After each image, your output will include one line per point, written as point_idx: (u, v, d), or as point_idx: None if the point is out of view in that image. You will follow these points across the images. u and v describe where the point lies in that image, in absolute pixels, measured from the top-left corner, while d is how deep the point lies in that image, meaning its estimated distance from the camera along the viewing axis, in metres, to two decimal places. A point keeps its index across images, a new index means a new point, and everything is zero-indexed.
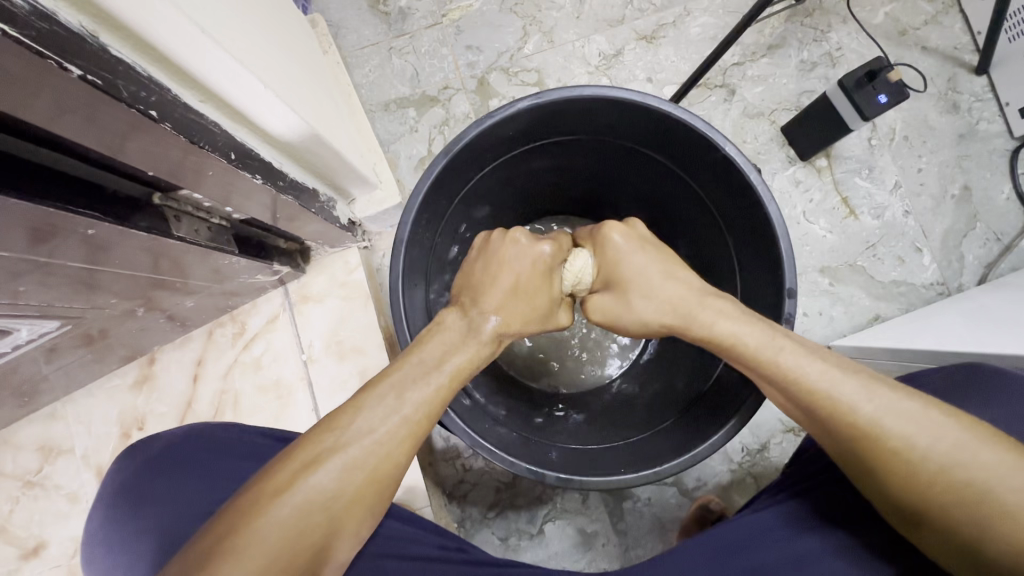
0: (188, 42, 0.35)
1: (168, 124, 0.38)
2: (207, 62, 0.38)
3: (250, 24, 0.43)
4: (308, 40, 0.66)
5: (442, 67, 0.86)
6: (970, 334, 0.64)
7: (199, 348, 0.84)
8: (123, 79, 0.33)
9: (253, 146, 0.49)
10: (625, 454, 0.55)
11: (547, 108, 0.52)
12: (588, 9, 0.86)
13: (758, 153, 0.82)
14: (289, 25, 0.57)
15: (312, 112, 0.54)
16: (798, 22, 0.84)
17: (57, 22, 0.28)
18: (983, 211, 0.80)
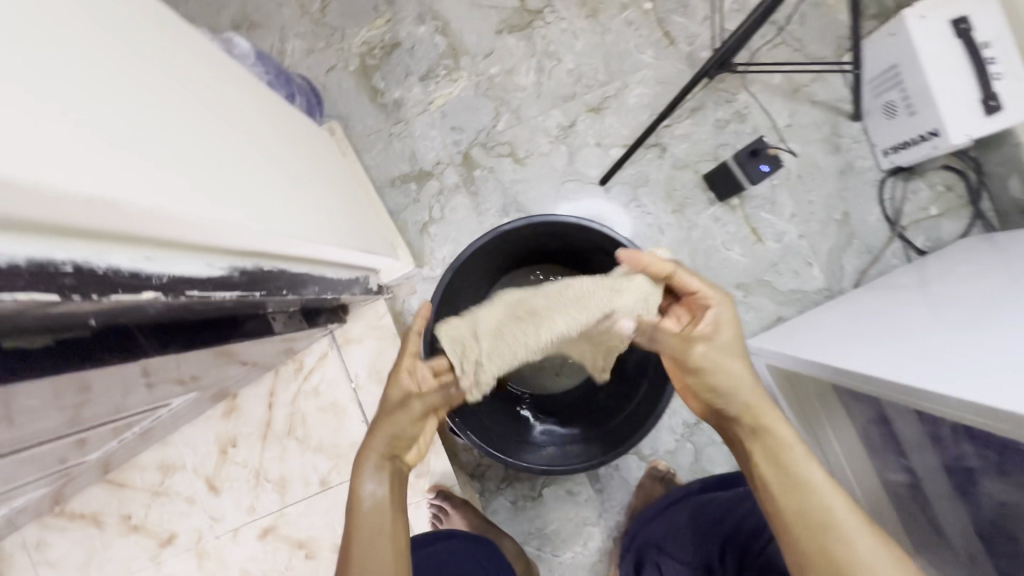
0: (297, 247, 0.61)
1: (290, 290, 0.64)
2: (304, 250, 0.63)
3: (314, 208, 0.69)
4: (335, 167, 0.90)
5: (434, 147, 1.08)
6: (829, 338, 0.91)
7: (269, 383, 1.10)
8: (272, 278, 0.59)
9: (323, 274, 0.75)
10: (587, 446, 0.80)
11: (514, 228, 0.78)
12: (545, 88, 1.07)
13: (686, 198, 1.06)
14: (326, 173, 0.83)
15: (351, 238, 0.80)
16: (713, 88, 1.06)
17: (251, 269, 0.54)
18: (859, 231, 1.05)
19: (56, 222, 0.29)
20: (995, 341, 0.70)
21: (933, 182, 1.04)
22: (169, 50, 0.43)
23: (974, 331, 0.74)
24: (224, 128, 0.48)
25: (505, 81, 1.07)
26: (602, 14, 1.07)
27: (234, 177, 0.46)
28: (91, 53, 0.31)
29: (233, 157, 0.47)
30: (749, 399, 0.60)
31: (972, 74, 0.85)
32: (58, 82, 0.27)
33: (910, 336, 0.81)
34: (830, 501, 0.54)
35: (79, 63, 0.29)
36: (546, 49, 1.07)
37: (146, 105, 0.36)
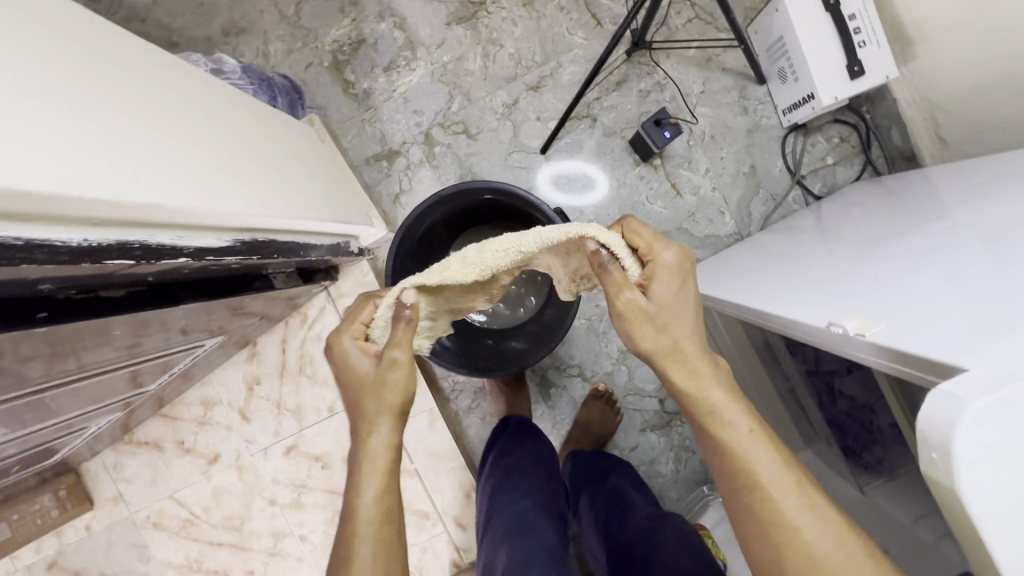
0: (285, 223, 0.83)
1: (285, 255, 0.87)
2: (291, 225, 0.86)
3: (299, 193, 0.91)
4: (317, 155, 1.11)
5: (400, 128, 1.27)
6: (722, 274, 1.11)
7: (281, 333, 1.35)
8: (270, 246, 0.82)
9: (313, 243, 0.97)
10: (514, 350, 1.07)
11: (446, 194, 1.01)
12: (491, 71, 1.25)
13: (614, 161, 1.24)
14: (309, 162, 1.04)
15: (332, 213, 1.02)
16: (635, 63, 1.22)
17: (253, 240, 0.77)
18: (764, 181, 1.22)
19: (122, 217, 0.51)
20: (865, 258, 0.81)
21: (830, 135, 1.21)
22: (165, 97, 0.66)
23: (833, 257, 0.90)
24: (208, 143, 0.70)
25: (456, 68, 1.25)
26: (537, 2, 1.23)
27: (217, 177, 0.68)
28: (110, 113, 0.53)
29: (216, 163, 0.69)
30: (693, 359, 0.67)
31: (838, 45, 1.01)
32: (98, 136, 0.49)
33: (784, 262, 0.99)
34: (752, 454, 0.62)
35: (104, 121, 0.51)
36: (490, 37, 1.24)
37: (150, 139, 0.57)
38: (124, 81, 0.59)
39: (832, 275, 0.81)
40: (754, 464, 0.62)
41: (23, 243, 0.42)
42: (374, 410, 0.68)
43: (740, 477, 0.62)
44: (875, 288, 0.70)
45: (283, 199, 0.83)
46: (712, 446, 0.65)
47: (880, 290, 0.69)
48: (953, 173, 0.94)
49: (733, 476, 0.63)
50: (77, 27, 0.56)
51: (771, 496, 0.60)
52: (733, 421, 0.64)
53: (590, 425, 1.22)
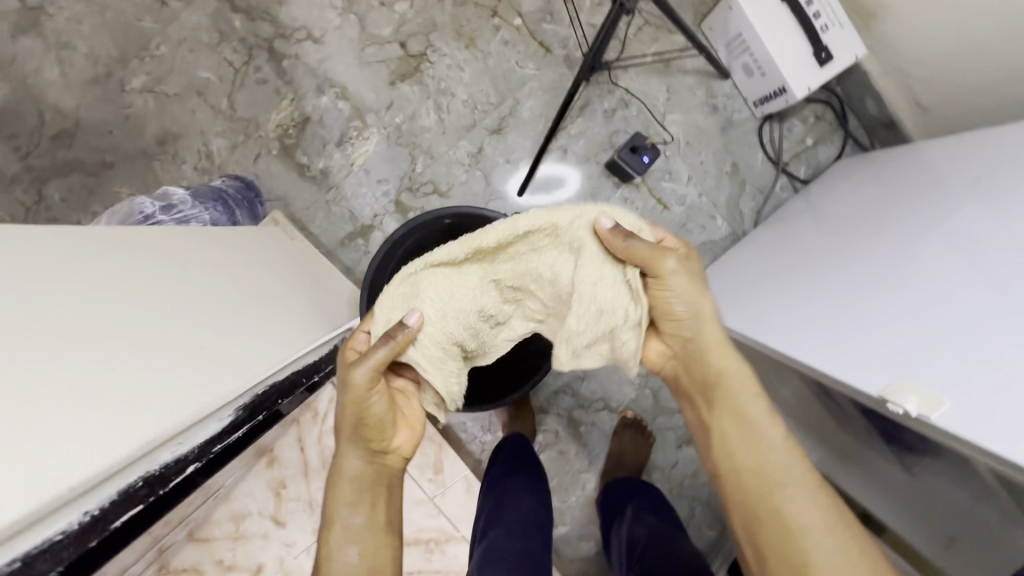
0: (279, 363, 0.80)
1: (291, 390, 0.83)
2: (287, 360, 0.83)
3: (283, 319, 0.87)
4: (292, 258, 1.06)
5: (368, 202, 1.21)
6: (725, 288, 1.09)
7: (296, 431, 1.34)
8: (275, 391, 0.78)
9: (316, 357, 0.93)
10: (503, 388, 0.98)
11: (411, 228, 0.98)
12: (448, 123, 1.19)
13: (595, 187, 1.19)
14: (286, 270, 1.00)
15: (323, 319, 0.98)
16: (594, 84, 1.17)
17: (256, 398, 0.73)
18: (749, 176, 1.19)
19: (109, 472, 0.49)
20: (922, 252, 0.75)
21: (804, 117, 1.18)
22: (130, 292, 0.61)
23: (872, 245, 0.85)
24: (176, 319, 0.65)
25: (411, 127, 1.19)
26: (479, 41, 1.17)
27: (192, 360, 0.63)
28: (65, 359, 0.48)
29: (191, 341, 0.65)
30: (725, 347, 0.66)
31: (800, 34, 0.97)
32: (61, 410, 0.45)
33: (801, 262, 0.96)
34: (771, 452, 0.61)
35: (64, 381, 0.47)
36: (439, 88, 1.18)
37: (113, 364, 0.53)
38: (82, 307, 0.53)
39: (890, 280, 0.76)
40: (774, 470, 0.60)
41: (19, 564, 0.41)
42: (347, 437, 0.68)
43: (750, 473, 0.62)
44: (936, 306, 0.67)
45: (265, 340, 0.80)
46: (724, 445, 0.64)
47: (953, 315, 0.65)
48: (946, 150, 0.92)
49: (726, 461, 0.63)
50: (3, 258, 0.50)
51: (785, 500, 0.59)
52: (760, 420, 0.63)
53: (625, 456, 1.21)
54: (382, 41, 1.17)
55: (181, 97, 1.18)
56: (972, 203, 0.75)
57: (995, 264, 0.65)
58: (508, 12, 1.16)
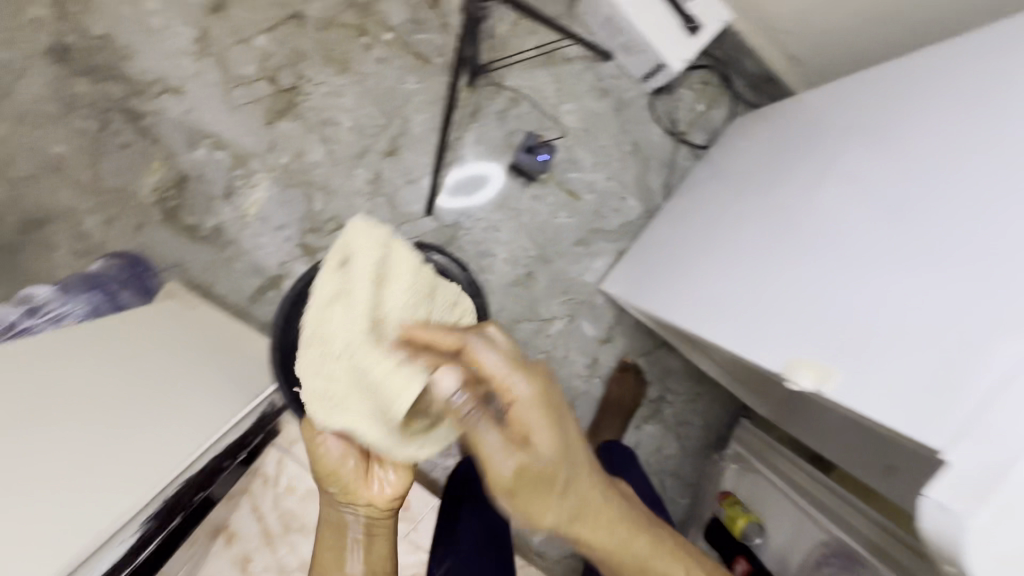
0: (193, 451, 0.77)
1: (211, 477, 0.80)
2: (203, 446, 0.79)
3: (198, 398, 0.83)
4: (206, 328, 1.01)
5: (272, 251, 1.14)
6: (646, 266, 1.10)
7: (248, 503, 1.21)
8: (189, 486, 0.76)
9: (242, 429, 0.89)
10: None
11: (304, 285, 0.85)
12: (339, 154, 1.13)
13: (503, 191, 1.18)
14: (200, 339, 0.95)
15: (246, 386, 0.94)
16: (481, 88, 1.14)
17: (162, 505, 0.71)
18: (651, 152, 1.20)
19: None
20: (834, 201, 0.73)
21: (691, 85, 1.19)
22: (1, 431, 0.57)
23: (784, 196, 0.83)
24: (61, 445, 0.61)
25: (300, 166, 1.13)
26: (352, 63, 1.11)
27: (75, 492, 0.60)
28: None
29: (82, 465, 0.62)
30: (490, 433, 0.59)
31: (666, 9, 0.98)
32: None
33: (712, 226, 0.97)
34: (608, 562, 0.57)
35: None
36: (321, 119, 1.12)
37: None
38: None
39: (804, 236, 0.74)
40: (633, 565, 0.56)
41: None
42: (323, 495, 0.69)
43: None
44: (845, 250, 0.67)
45: (178, 430, 0.76)
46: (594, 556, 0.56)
47: (858, 274, 0.64)
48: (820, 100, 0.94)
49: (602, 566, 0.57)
50: None
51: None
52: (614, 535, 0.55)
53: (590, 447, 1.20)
54: (248, 81, 1.10)
55: (35, 179, 1.07)
56: (873, 139, 0.73)
57: (900, 196, 0.64)
58: (377, 28, 1.11)
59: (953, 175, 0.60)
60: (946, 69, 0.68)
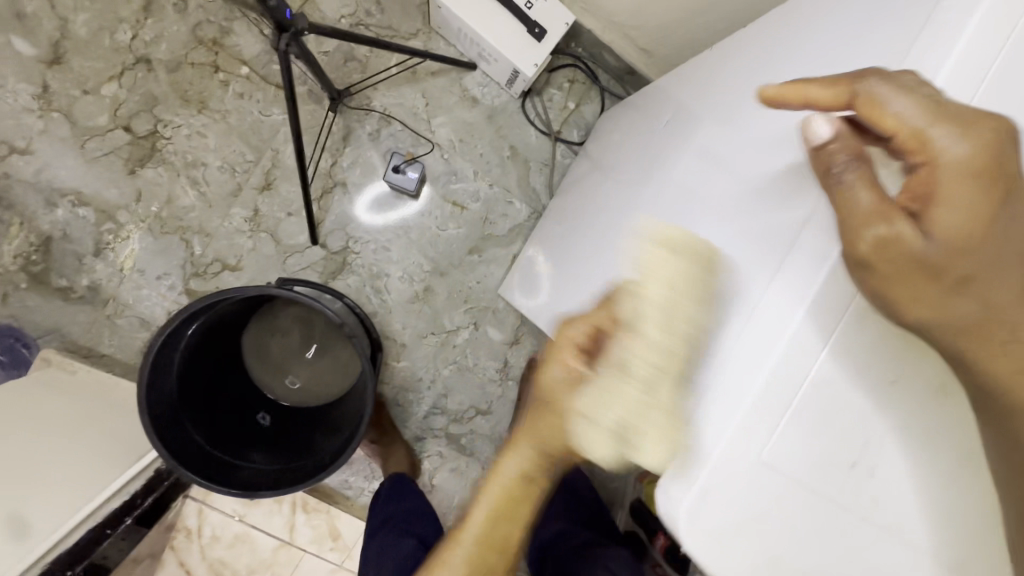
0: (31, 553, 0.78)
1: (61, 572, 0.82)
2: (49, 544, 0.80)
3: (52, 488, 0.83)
4: (79, 391, 0.99)
5: (155, 302, 1.11)
6: (528, 268, 1.13)
7: (173, 560, 1.17)
8: None
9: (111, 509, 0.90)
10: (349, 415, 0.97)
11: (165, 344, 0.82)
12: (211, 195, 1.11)
13: (389, 210, 1.18)
14: (72, 409, 0.93)
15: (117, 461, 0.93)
16: (349, 112, 1.14)
17: None
18: (529, 154, 1.22)
19: None
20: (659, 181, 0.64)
21: (559, 84, 1.21)
22: None
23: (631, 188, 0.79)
24: None
25: (172, 212, 1.10)
26: (211, 101, 1.08)
27: None
28: None
29: None
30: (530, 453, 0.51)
31: (510, 16, 0.99)
32: None
33: (579, 222, 1.00)
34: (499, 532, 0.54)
35: None
36: (186, 162, 1.09)
37: None
38: None
39: (625, 220, 0.69)
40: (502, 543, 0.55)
41: None
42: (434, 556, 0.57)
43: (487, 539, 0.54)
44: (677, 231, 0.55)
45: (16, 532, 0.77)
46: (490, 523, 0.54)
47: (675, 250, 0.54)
48: (657, 96, 1.00)
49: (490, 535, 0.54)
50: None
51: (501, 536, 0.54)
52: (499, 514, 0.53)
53: None
54: (102, 132, 1.06)
55: None
56: (697, 113, 0.65)
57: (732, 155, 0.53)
58: (230, 63, 1.08)
59: (771, 121, 0.50)
60: (765, 39, 0.61)
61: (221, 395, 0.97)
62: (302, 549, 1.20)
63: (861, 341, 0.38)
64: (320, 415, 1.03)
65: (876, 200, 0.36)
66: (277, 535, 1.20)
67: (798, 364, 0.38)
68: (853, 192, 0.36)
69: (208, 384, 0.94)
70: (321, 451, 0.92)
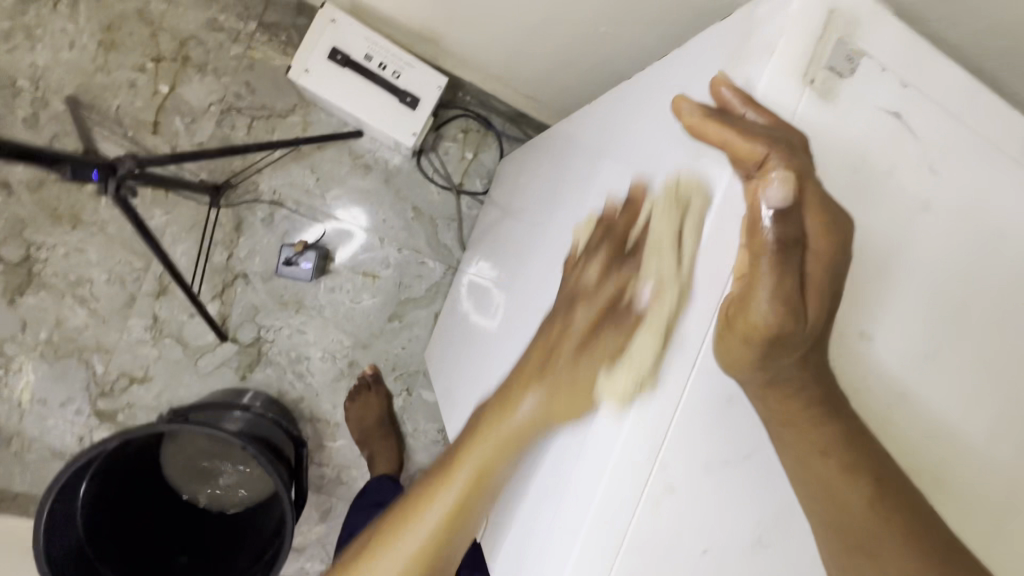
0: None
1: None
2: None
3: None
4: None
5: (63, 429, 1.06)
6: (444, 334, 1.11)
7: None
8: None
9: None
10: (280, 522, 0.93)
11: (58, 501, 0.76)
12: (104, 310, 1.06)
13: (297, 292, 1.14)
14: None
15: None
16: (237, 200, 1.09)
17: None
18: (434, 212, 1.19)
19: None
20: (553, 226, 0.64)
21: (453, 136, 1.19)
22: None
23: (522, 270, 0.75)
24: None
25: (64, 335, 1.04)
26: (85, 214, 1.03)
27: None
28: None
29: None
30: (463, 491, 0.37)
31: (377, 89, 0.96)
32: None
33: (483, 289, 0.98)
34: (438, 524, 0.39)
35: None
36: (70, 281, 1.04)
37: None
38: None
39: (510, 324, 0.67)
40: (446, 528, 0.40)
41: None
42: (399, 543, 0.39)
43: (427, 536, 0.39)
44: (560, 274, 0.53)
45: None
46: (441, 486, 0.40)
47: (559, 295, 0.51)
48: (543, 151, 0.99)
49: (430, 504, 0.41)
50: None
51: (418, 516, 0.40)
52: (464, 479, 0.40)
53: None
54: None
55: None
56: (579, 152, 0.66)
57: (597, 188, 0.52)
58: None
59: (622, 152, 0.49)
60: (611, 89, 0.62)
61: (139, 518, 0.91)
62: None
63: (655, 531, 0.35)
64: (252, 524, 0.97)
65: (785, 292, 0.30)
66: None
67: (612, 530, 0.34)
68: (756, 278, 0.31)
69: (123, 511, 0.88)
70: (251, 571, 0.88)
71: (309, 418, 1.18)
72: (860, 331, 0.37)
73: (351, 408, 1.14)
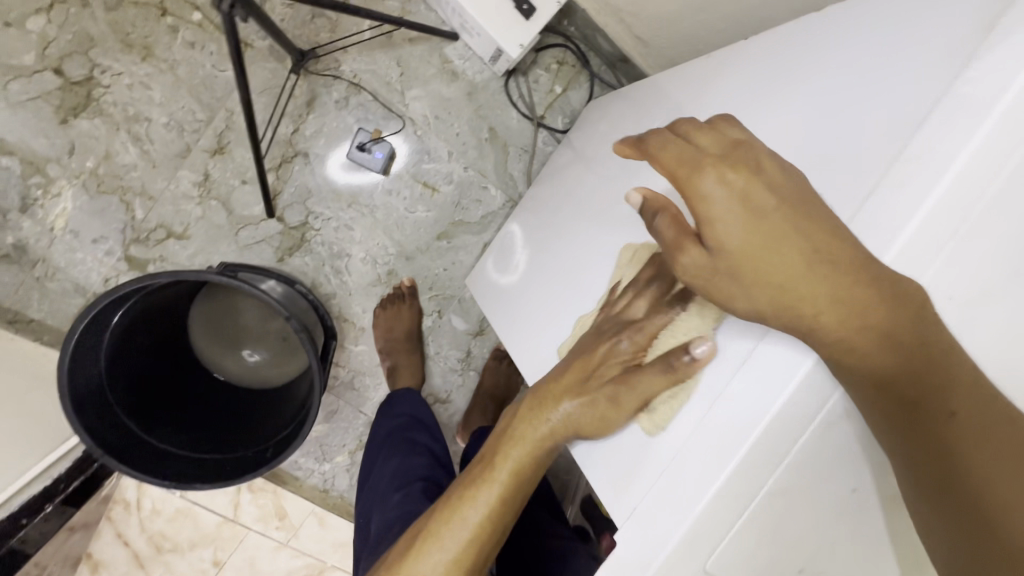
0: None
1: None
2: None
3: None
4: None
5: (90, 267, 1.01)
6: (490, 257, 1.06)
7: (112, 530, 1.14)
8: None
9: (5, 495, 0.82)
10: (302, 395, 0.91)
11: (90, 327, 0.73)
12: (156, 155, 1.01)
13: (354, 185, 1.10)
14: None
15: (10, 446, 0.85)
16: (316, 75, 1.06)
17: None
18: (508, 137, 1.14)
19: None
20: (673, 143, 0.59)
21: (547, 65, 1.13)
22: None
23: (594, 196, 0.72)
24: None
25: (110, 169, 1.00)
26: (157, 49, 1.00)
27: None
28: None
29: None
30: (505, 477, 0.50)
31: None
32: None
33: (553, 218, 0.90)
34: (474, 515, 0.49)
35: None
36: (128, 115, 0.99)
37: None
38: None
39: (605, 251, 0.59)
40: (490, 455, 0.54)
41: None
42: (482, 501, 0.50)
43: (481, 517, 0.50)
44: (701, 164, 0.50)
45: None
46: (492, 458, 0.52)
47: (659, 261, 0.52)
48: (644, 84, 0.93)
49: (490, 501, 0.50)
50: None
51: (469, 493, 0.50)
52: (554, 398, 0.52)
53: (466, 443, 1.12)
54: (28, 73, 0.95)
55: None
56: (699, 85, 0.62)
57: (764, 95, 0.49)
58: (180, 7, 1.00)
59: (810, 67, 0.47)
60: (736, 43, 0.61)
61: (132, 365, 0.84)
62: (245, 527, 1.18)
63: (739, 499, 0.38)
64: (277, 394, 0.96)
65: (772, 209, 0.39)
66: (219, 511, 1.17)
67: (759, 472, 0.37)
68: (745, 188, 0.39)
69: (147, 347, 0.87)
70: (266, 438, 0.88)
71: (335, 316, 1.14)
72: (997, 336, 0.37)
73: (380, 315, 1.12)
